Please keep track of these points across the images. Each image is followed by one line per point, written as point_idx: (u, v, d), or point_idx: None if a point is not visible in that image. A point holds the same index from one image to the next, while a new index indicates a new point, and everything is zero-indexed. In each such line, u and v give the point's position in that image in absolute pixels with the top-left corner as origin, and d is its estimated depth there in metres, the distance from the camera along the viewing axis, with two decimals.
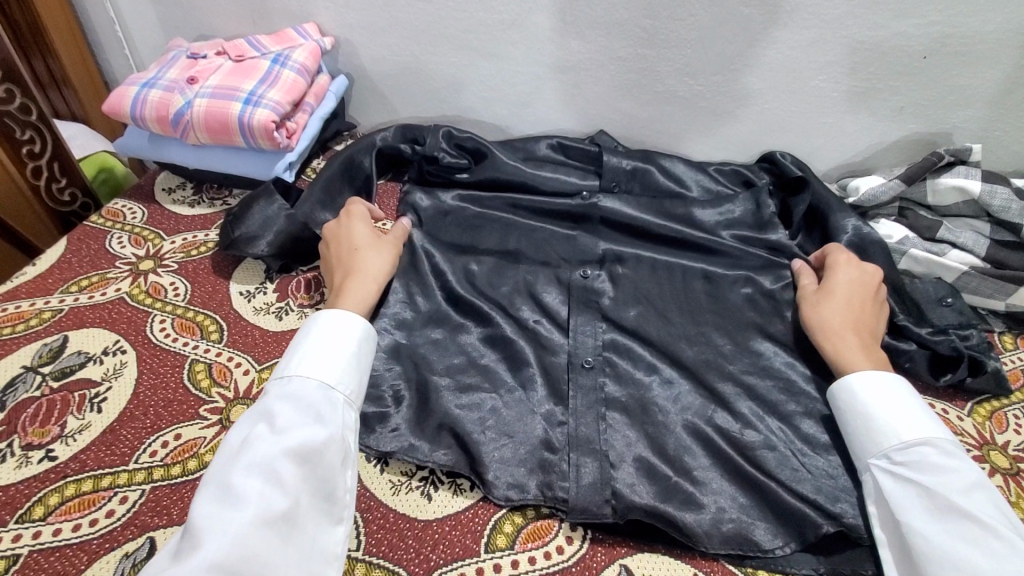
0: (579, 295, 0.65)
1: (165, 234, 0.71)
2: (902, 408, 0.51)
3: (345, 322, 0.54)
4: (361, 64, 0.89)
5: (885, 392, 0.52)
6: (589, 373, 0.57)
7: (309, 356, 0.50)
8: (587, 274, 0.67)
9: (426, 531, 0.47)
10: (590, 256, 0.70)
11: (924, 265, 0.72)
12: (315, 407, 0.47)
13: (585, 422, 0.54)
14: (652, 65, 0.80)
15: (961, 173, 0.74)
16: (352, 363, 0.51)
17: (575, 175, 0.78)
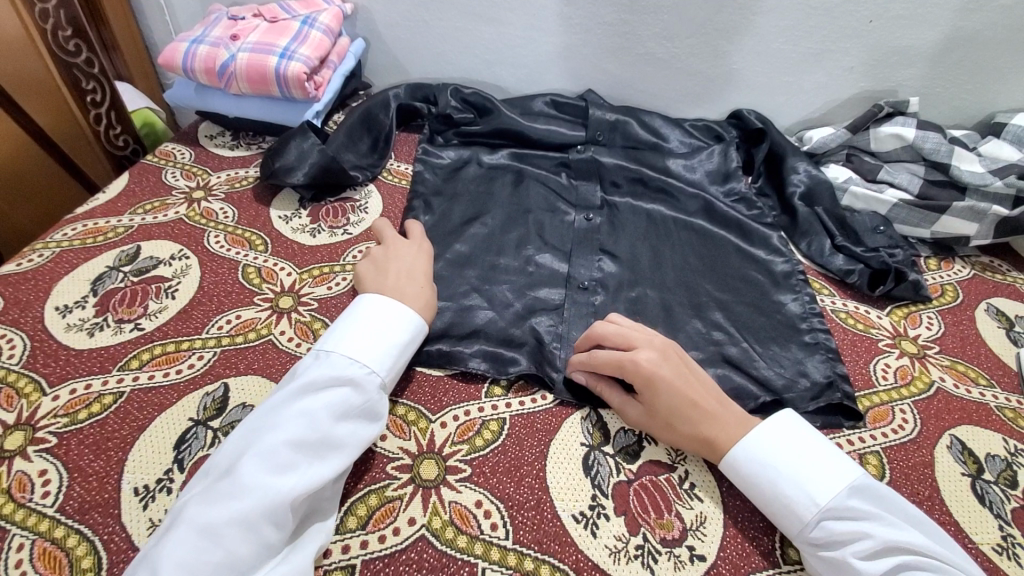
0: (567, 227, 0.77)
1: (211, 170, 0.83)
2: (787, 460, 0.49)
3: (396, 313, 0.57)
4: (377, 29, 1.00)
5: (766, 441, 0.50)
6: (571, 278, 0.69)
7: (372, 339, 0.54)
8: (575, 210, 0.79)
9: (438, 383, 0.59)
10: (591, 205, 0.80)
11: (863, 201, 0.82)
12: (366, 390, 0.51)
13: (568, 313, 0.66)
14: (634, 29, 0.92)
15: (900, 123, 0.86)
16: (396, 355, 0.55)
17: (565, 127, 0.90)
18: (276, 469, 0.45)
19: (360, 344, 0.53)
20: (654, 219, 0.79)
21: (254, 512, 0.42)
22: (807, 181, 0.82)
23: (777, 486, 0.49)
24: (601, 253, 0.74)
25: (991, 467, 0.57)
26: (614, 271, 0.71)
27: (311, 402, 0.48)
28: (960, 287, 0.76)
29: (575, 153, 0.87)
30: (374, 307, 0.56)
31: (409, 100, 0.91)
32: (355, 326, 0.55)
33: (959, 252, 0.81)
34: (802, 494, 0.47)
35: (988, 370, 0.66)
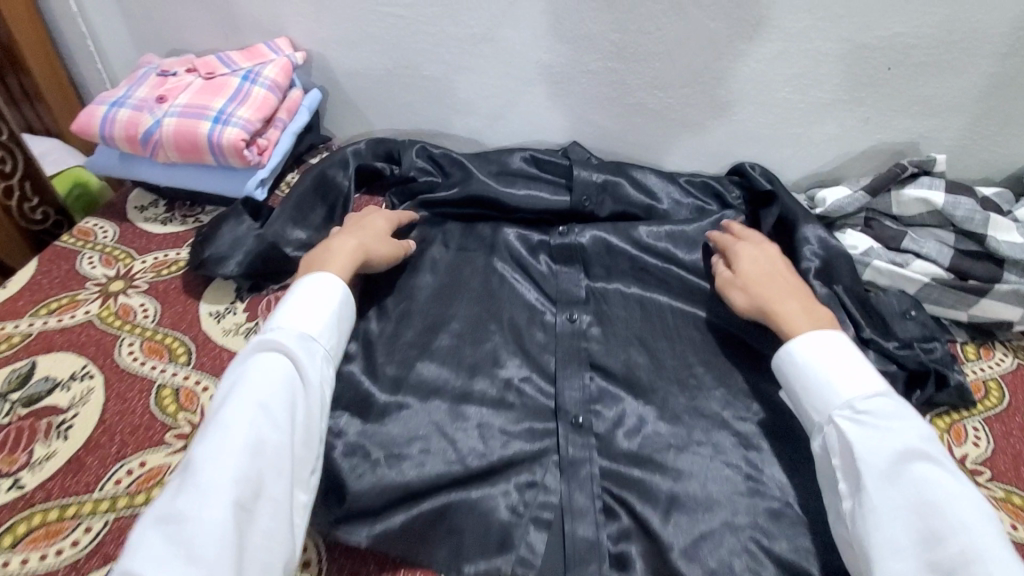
0: (564, 340, 0.66)
1: (136, 254, 0.71)
2: (864, 382, 0.55)
3: (325, 286, 0.61)
4: (334, 77, 0.89)
5: (853, 378, 0.55)
6: (575, 427, 0.60)
7: (304, 313, 0.58)
8: (573, 317, 0.68)
9: (384, 564, 0.53)
10: (574, 299, 0.70)
11: (888, 276, 0.72)
12: (298, 354, 0.55)
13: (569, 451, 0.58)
14: (623, 77, 0.81)
15: (925, 184, 0.75)
16: (332, 322, 0.59)
17: (547, 191, 0.80)
18: (225, 436, 0.48)
19: (286, 320, 0.57)
20: (655, 316, 0.70)
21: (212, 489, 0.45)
22: (821, 254, 0.72)
23: (858, 414, 0.53)
24: (590, 369, 0.65)
25: None
26: (608, 394, 0.63)
27: (254, 376, 0.52)
28: (1006, 383, 0.66)
29: (557, 236, 0.76)
30: (303, 286, 0.60)
31: (369, 163, 0.81)
32: (289, 307, 0.59)
33: (1001, 337, 0.70)
34: (879, 424, 0.52)
35: None
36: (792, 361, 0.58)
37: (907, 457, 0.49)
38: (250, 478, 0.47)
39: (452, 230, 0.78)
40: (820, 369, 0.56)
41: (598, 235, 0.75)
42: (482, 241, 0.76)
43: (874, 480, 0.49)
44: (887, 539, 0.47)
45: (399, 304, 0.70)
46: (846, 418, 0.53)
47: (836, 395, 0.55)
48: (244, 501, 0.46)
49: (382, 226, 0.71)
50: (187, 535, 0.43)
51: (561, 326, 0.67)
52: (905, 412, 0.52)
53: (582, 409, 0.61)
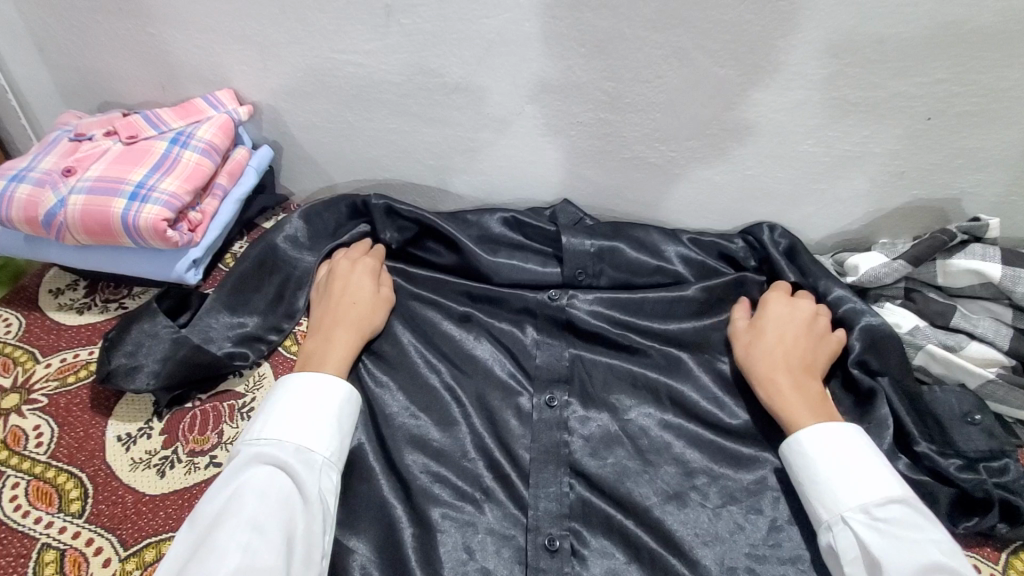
0: (544, 435, 0.56)
1: (41, 354, 0.60)
2: (881, 484, 0.49)
3: (323, 385, 0.54)
4: (288, 131, 0.78)
5: (867, 478, 0.49)
6: (553, 557, 0.50)
7: (304, 416, 0.52)
8: (554, 401, 0.57)
9: None
10: (557, 377, 0.59)
11: (943, 365, 0.61)
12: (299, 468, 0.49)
13: None
14: (618, 130, 0.70)
15: (977, 254, 0.64)
16: (334, 425, 0.53)
17: (535, 262, 0.68)
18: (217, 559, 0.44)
19: (284, 425, 0.52)
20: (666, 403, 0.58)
21: None
22: (862, 338, 0.60)
23: (877, 522, 0.47)
24: (571, 475, 0.54)
25: None
26: (594, 508, 0.53)
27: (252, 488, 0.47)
28: None
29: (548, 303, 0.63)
30: (299, 384, 0.54)
31: (327, 237, 0.68)
32: (282, 411, 0.52)
33: None
34: (900, 535, 0.46)
35: None
36: (807, 455, 0.51)
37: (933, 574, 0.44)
38: None
39: (416, 306, 0.64)
40: (835, 467, 0.50)
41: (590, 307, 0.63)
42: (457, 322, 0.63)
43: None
44: None
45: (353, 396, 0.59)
46: (862, 523, 0.47)
47: (852, 497, 0.48)
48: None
49: (370, 287, 0.62)
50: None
51: (540, 413, 0.57)
52: (927, 522, 0.47)
53: (563, 527, 0.51)
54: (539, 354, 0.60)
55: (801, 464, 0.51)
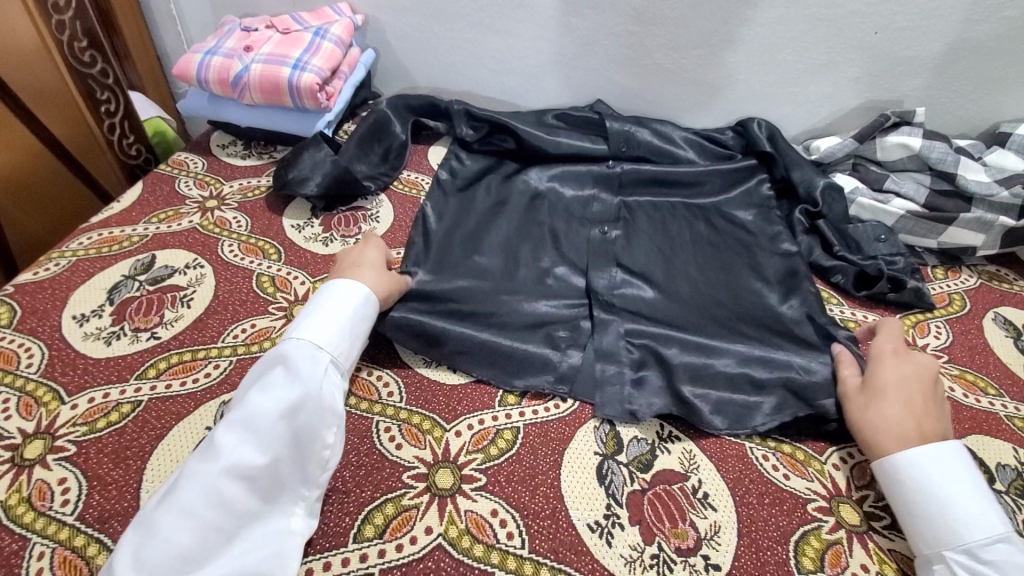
0: (597, 245, 0.77)
1: (224, 180, 0.84)
2: (993, 516, 0.46)
3: (349, 292, 0.59)
4: (387, 40, 1.02)
5: (983, 512, 0.46)
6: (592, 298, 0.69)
7: (311, 324, 0.55)
8: (606, 231, 0.79)
9: (453, 392, 0.59)
10: (606, 218, 0.83)
11: (869, 211, 0.83)
12: (303, 367, 0.52)
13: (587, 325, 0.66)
14: (642, 40, 0.93)
15: (905, 133, 0.86)
16: (346, 330, 0.56)
17: (587, 140, 0.92)
18: (207, 457, 0.46)
19: (287, 337, 0.55)
20: (682, 225, 0.83)
21: (192, 500, 0.44)
22: (823, 193, 0.83)
23: (982, 561, 0.45)
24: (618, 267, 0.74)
25: (1001, 477, 0.56)
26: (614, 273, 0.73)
27: (249, 391, 0.50)
28: (968, 296, 0.76)
29: (603, 167, 0.90)
30: (307, 301, 0.58)
31: (417, 119, 0.95)
32: (314, 313, 0.57)
33: (967, 262, 0.81)
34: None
35: (996, 379, 0.65)
36: (902, 472, 0.49)
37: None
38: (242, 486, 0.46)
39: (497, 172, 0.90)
40: (949, 489, 0.47)
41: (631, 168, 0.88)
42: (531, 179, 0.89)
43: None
44: None
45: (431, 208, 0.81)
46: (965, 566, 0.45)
47: (959, 532, 0.46)
48: (224, 528, 0.44)
49: (377, 262, 0.65)
50: (150, 562, 0.41)
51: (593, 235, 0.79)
52: None
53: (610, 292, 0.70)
54: (595, 206, 0.85)
55: (899, 482, 0.49)
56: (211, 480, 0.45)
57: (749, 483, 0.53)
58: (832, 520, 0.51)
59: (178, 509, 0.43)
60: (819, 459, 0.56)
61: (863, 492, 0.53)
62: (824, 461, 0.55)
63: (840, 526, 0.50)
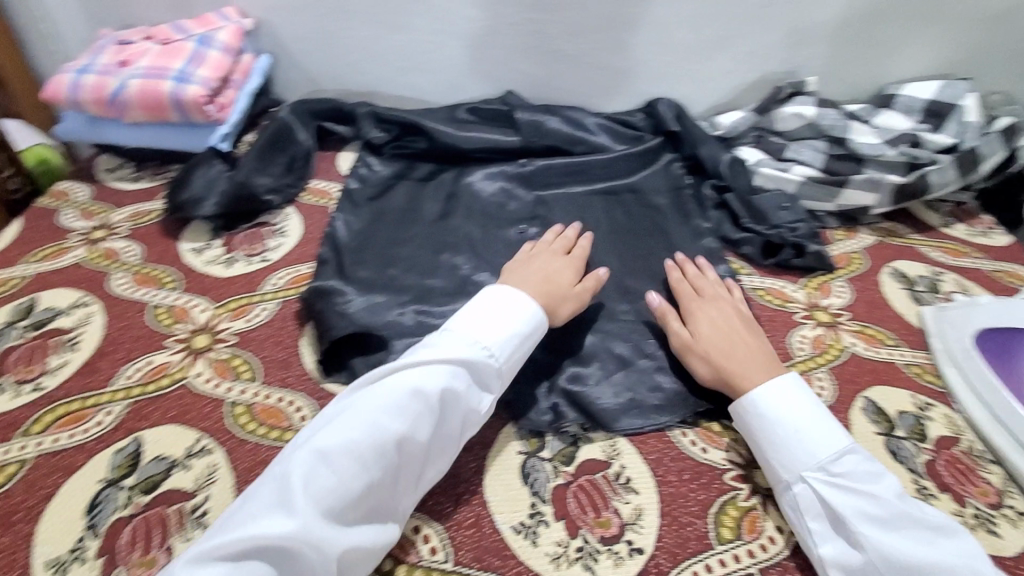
0: (516, 248, 0.77)
1: (113, 207, 0.78)
2: (831, 430, 0.50)
3: (516, 300, 0.58)
4: (282, 43, 0.97)
5: (818, 433, 0.50)
6: None
7: (486, 323, 0.55)
8: (524, 231, 0.80)
9: None
10: (523, 217, 0.83)
11: (772, 181, 0.86)
12: (455, 368, 0.52)
13: None
14: (542, 27, 0.92)
15: (799, 103, 0.90)
16: (515, 340, 0.56)
17: (499, 133, 0.92)
18: (391, 415, 0.47)
19: (461, 324, 0.55)
20: (597, 214, 0.84)
21: (343, 460, 0.45)
22: (727, 167, 0.86)
23: (836, 474, 0.48)
24: None
25: (902, 424, 0.59)
26: None
27: (401, 374, 0.50)
28: (866, 254, 0.80)
29: (518, 166, 0.88)
30: (490, 295, 0.58)
31: (322, 125, 0.91)
32: (482, 310, 0.56)
33: (864, 222, 0.85)
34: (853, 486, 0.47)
35: (895, 331, 0.68)
36: (749, 413, 0.53)
37: (902, 525, 0.45)
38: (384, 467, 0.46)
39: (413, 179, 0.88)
40: (789, 417, 0.51)
41: (545, 162, 0.89)
42: (445, 180, 0.87)
43: (868, 557, 0.44)
44: None
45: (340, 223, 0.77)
46: (821, 482, 0.48)
47: (808, 454, 0.49)
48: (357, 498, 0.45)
49: (571, 278, 0.64)
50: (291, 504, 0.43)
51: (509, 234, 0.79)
52: (873, 463, 0.49)
53: None
54: (512, 204, 0.84)
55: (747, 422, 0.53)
56: (385, 440, 0.46)
57: (668, 462, 0.54)
58: (747, 487, 0.52)
59: (326, 464, 0.45)
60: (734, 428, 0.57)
61: None
62: None
63: (755, 491, 0.52)
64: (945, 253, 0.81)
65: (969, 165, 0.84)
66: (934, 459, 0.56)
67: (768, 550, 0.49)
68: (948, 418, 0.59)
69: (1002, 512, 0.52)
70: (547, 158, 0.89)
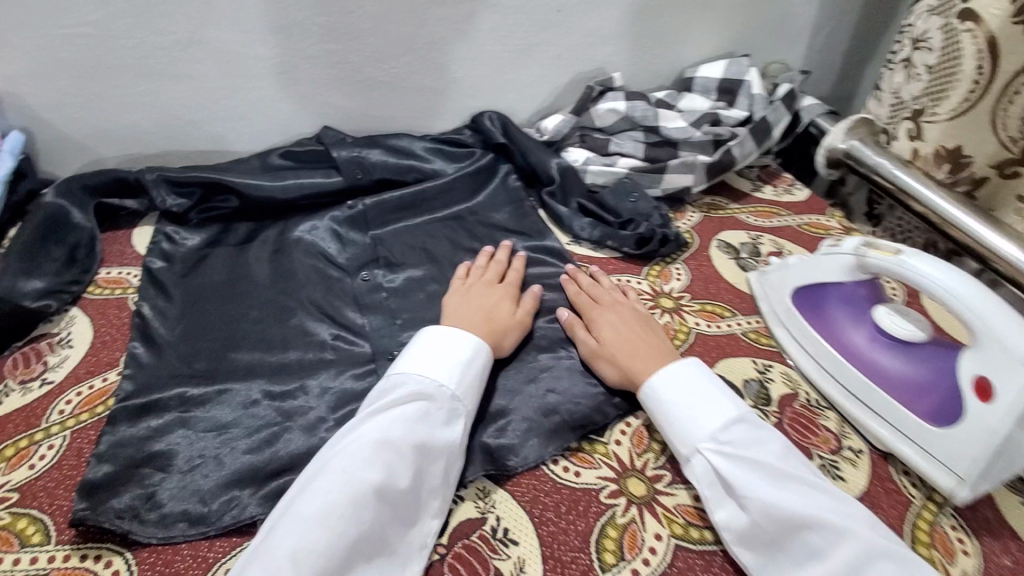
0: (357, 296, 0.71)
1: None
2: (720, 407, 0.53)
3: (456, 338, 0.57)
4: (36, 114, 0.82)
5: (709, 403, 0.53)
6: (363, 361, 0.64)
7: (433, 361, 0.55)
8: (370, 276, 0.73)
9: (198, 541, 0.50)
10: (365, 261, 0.76)
11: (602, 176, 0.89)
12: (431, 410, 0.52)
13: (357, 391, 0.60)
14: (344, 57, 0.87)
15: (611, 99, 0.94)
16: (466, 372, 0.55)
17: (318, 175, 0.84)
18: (363, 467, 0.47)
19: (415, 365, 0.55)
20: (438, 243, 0.80)
21: (343, 501, 0.45)
22: (558, 172, 0.87)
23: (724, 442, 0.51)
24: (381, 313, 0.69)
25: (749, 392, 0.62)
26: (371, 319, 0.68)
27: (379, 416, 0.50)
28: (696, 232, 0.85)
29: (346, 209, 0.82)
30: (433, 334, 0.57)
31: (106, 200, 0.78)
32: (422, 352, 0.56)
33: (689, 201, 0.91)
34: (743, 454, 0.50)
35: (729, 302, 0.72)
36: (648, 397, 0.56)
37: (787, 481, 0.48)
38: (380, 506, 0.46)
39: (232, 243, 0.78)
40: (679, 397, 0.54)
41: (375, 199, 0.83)
42: (267, 237, 0.79)
43: (758, 519, 0.47)
44: (770, 544, 0.47)
45: (146, 312, 0.66)
46: (714, 451, 0.51)
47: (700, 428, 0.52)
48: (356, 542, 0.45)
49: (510, 309, 0.64)
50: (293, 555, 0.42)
51: (347, 285, 0.72)
52: (763, 433, 0.51)
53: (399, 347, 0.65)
54: (345, 254, 0.77)
55: (647, 406, 0.56)
56: (360, 493, 0.46)
57: (543, 498, 0.52)
58: (623, 502, 0.52)
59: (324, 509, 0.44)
60: (602, 442, 0.57)
61: (645, 458, 0.56)
62: (606, 441, 0.57)
63: (630, 503, 0.52)
64: (759, 216, 0.89)
65: (762, 133, 0.93)
66: (780, 419, 0.59)
67: (650, 563, 0.49)
68: (786, 375, 0.64)
69: (842, 455, 0.57)
70: (376, 195, 0.84)
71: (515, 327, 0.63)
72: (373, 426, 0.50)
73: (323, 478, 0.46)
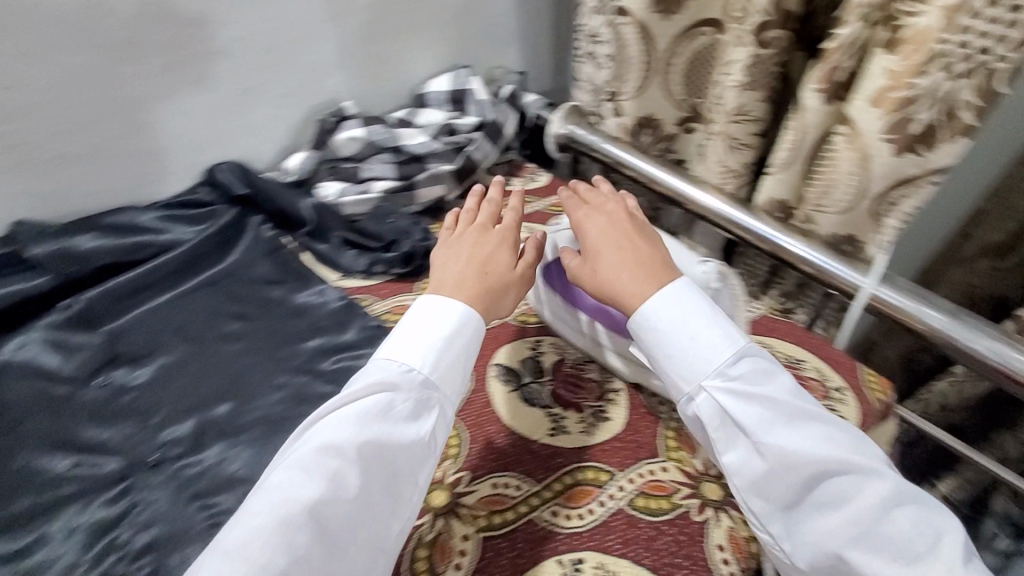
0: (99, 407, 0.63)
1: None
2: (726, 340, 0.54)
3: (429, 311, 0.57)
4: None
5: (710, 335, 0.54)
6: (118, 480, 0.57)
7: (409, 341, 0.54)
8: (110, 378, 0.66)
9: None
10: (101, 363, 0.67)
11: (359, 203, 0.89)
12: (393, 406, 0.51)
13: (115, 514, 0.55)
14: (19, 137, 0.73)
15: (348, 127, 0.94)
16: (438, 348, 0.55)
17: (18, 282, 0.71)
18: (304, 482, 0.46)
19: (390, 349, 0.55)
20: (191, 315, 0.73)
21: (278, 522, 0.44)
22: (310, 212, 0.85)
23: (732, 379, 0.53)
24: (132, 417, 0.62)
25: (525, 369, 0.67)
26: (121, 429, 0.61)
27: (333, 418, 0.50)
28: None
29: (65, 310, 0.71)
30: (421, 304, 0.58)
31: None
32: (406, 326, 0.56)
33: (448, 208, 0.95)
34: (746, 390, 0.52)
35: None
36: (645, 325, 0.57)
37: (799, 421, 0.51)
38: (314, 532, 0.45)
39: None
40: (675, 328, 0.55)
41: (100, 288, 0.73)
42: None
43: (769, 460, 0.50)
44: (780, 492, 0.50)
45: None
46: (720, 388, 0.53)
47: (704, 363, 0.54)
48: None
49: (508, 259, 0.64)
50: None
51: (82, 398, 0.63)
52: (768, 363, 0.54)
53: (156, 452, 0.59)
54: (74, 363, 0.66)
55: (644, 335, 0.57)
56: (291, 513, 0.45)
57: None
58: (427, 518, 0.54)
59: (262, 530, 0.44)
60: None
61: (444, 466, 0.58)
62: None
63: (434, 517, 0.54)
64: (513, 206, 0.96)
65: (495, 134, 1.01)
66: (554, 386, 0.66)
67: (461, 567, 0.51)
68: (553, 344, 0.71)
69: (608, 399, 0.65)
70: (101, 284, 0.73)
71: (518, 283, 0.64)
72: (325, 435, 0.49)
73: (280, 485, 0.47)
